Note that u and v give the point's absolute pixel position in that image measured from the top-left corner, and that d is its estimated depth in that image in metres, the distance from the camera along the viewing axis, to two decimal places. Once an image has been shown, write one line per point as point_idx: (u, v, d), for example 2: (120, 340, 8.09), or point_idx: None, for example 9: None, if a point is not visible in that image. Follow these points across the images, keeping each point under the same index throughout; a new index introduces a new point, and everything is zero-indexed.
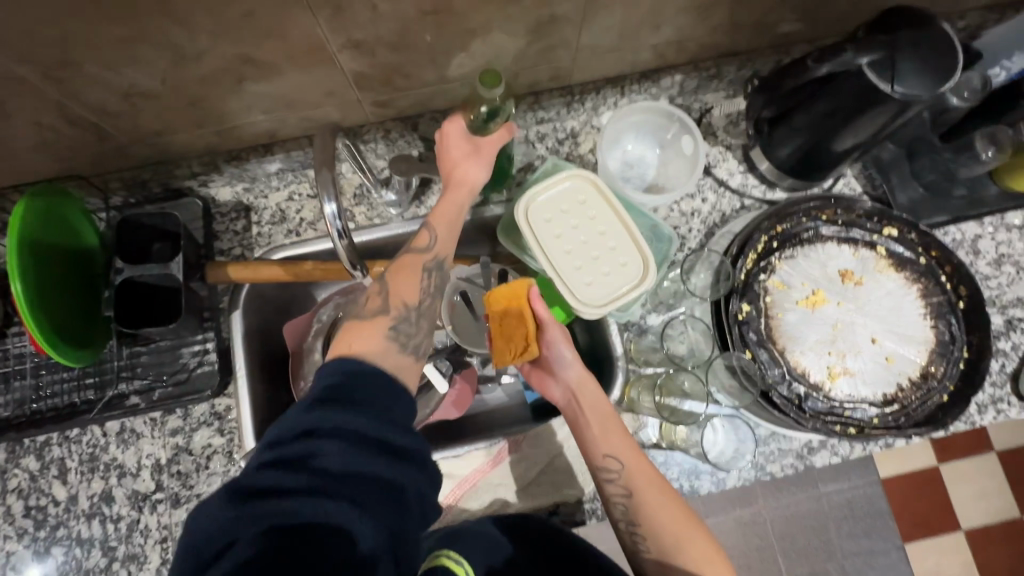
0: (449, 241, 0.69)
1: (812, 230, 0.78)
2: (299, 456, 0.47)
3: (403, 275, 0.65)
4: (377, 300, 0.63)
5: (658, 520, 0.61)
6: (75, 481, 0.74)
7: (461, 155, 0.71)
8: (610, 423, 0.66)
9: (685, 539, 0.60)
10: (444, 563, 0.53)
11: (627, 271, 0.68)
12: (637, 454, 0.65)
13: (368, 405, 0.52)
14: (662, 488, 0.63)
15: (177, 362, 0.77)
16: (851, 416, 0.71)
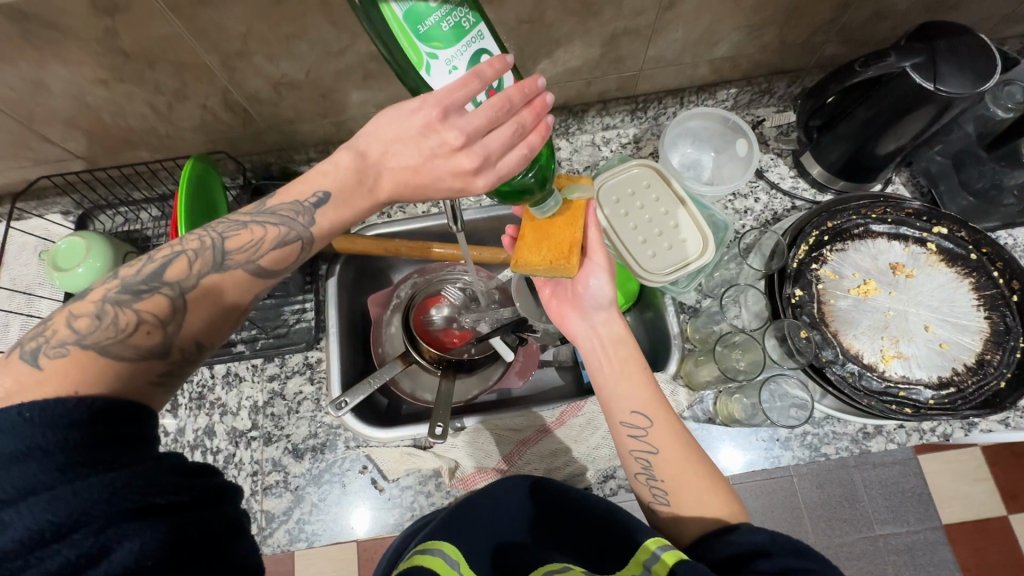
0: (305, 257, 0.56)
1: (862, 226, 0.84)
2: (82, 554, 0.35)
3: (206, 306, 0.51)
4: (151, 336, 0.47)
5: (677, 475, 0.62)
6: (184, 415, 0.84)
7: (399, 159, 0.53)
8: (629, 372, 0.67)
9: (702, 492, 0.60)
10: (422, 560, 0.53)
11: (688, 246, 0.76)
12: (655, 403, 0.65)
13: (109, 451, 0.38)
14: (679, 438, 0.63)
15: (279, 318, 0.88)
16: (906, 396, 0.74)
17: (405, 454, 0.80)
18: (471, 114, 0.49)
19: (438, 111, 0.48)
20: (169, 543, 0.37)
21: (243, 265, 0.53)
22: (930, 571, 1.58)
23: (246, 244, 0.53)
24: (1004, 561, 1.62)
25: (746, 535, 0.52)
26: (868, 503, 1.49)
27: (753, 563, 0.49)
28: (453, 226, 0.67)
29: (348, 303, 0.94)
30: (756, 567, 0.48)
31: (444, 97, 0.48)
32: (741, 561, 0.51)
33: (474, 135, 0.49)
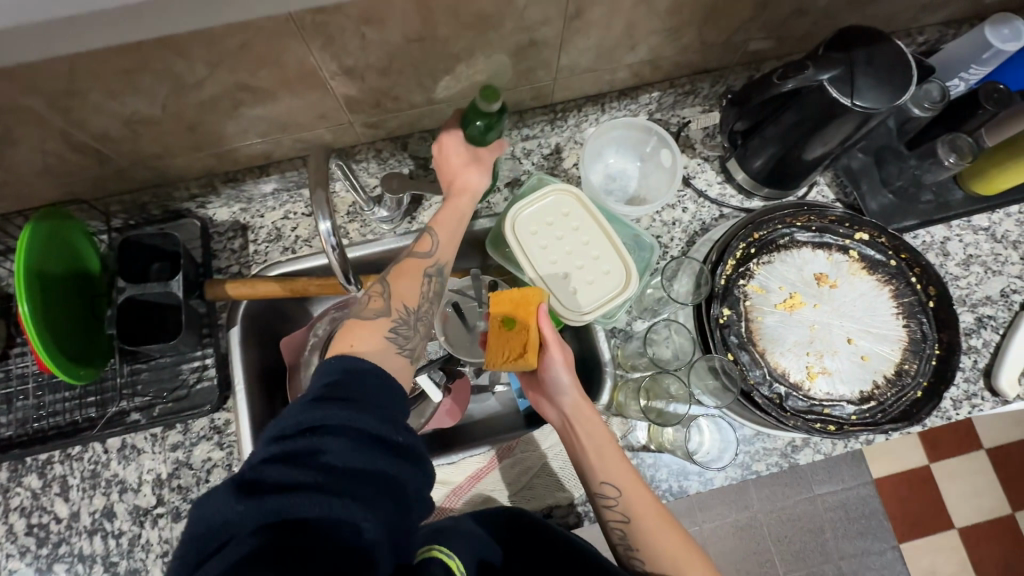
0: (448, 247, 0.75)
1: (787, 236, 0.82)
2: (310, 449, 0.48)
3: (406, 277, 0.71)
4: (378, 301, 0.69)
5: (652, 543, 0.62)
6: (77, 498, 0.76)
7: (459, 162, 0.75)
8: (606, 450, 0.67)
9: (683, 561, 0.61)
10: (439, 554, 0.51)
11: (611, 279, 0.71)
12: (634, 481, 0.65)
13: (354, 404, 0.53)
14: (658, 512, 0.64)
15: (176, 378, 0.79)
16: (830, 414, 0.74)
17: None
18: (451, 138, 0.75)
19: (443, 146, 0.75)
20: (376, 483, 0.48)
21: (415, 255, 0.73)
22: (863, 522, 1.71)
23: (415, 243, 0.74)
24: (927, 507, 1.73)
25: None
26: (816, 482, 1.70)
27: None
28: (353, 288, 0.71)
29: (256, 351, 0.85)
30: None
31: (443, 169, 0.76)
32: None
33: (480, 165, 0.76)
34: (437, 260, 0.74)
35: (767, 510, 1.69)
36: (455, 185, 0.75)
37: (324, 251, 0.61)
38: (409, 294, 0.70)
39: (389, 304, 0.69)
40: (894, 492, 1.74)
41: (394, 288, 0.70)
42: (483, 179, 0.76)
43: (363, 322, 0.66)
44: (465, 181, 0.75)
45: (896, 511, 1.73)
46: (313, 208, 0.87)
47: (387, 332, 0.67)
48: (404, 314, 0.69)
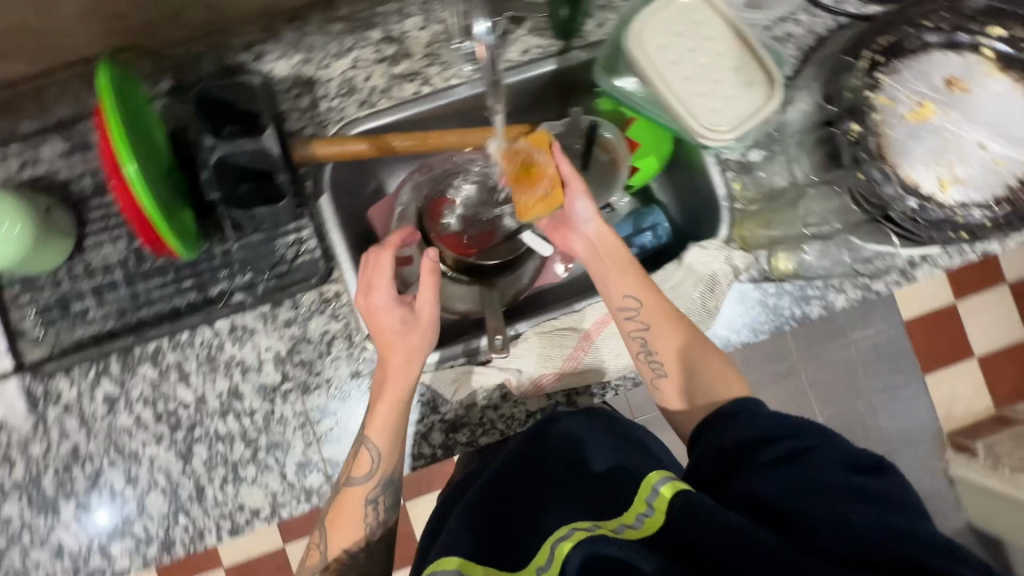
0: (393, 452, 0.68)
1: (917, 39, 0.75)
2: None
3: (343, 519, 0.68)
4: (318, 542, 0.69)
5: (670, 348, 0.69)
6: (198, 383, 0.74)
7: (393, 326, 0.66)
8: (603, 262, 0.72)
9: (704, 368, 0.69)
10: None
11: (752, 93, 0.64)
12: (655, 296, 0.70)
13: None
14: (680, 328, 0.69)
15: (274, 255, 0.74)
16: (964, 221, 0.73)
17: (463, 373, 0.75)
18: (381, 291, 0.67)
19: (365, 284, 0.68)
20: None
21: (354, 484, 0.68)
22: (893, 362, 1.82)
23: (364, 464, 0.68)
24: (951, 340, 1.84)
25: (749, 429, 0.59)
26: (850, 329, 1.80)
27: (758, 454, 0.57)
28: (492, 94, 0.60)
29: (346, 221, 0.79)
30: (759, 460, 0.56)
31: (362, 289, 0.68)
32: (751, 446, 0.58)
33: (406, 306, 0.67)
34: (382, 474, 0.69)
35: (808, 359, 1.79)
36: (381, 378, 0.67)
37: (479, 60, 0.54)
38: (348, 538, 0.68)
39: (376, 467, 0.68)
40: (920, 332, 1.84)
41: (372, 444, 0.67)
42: (428, 343, 0.68)
43: (355, 492, 0.68)
44: (390, 371, 0.67)
45: (923, 349, 1.84)
46: (385, 53, 0.76)
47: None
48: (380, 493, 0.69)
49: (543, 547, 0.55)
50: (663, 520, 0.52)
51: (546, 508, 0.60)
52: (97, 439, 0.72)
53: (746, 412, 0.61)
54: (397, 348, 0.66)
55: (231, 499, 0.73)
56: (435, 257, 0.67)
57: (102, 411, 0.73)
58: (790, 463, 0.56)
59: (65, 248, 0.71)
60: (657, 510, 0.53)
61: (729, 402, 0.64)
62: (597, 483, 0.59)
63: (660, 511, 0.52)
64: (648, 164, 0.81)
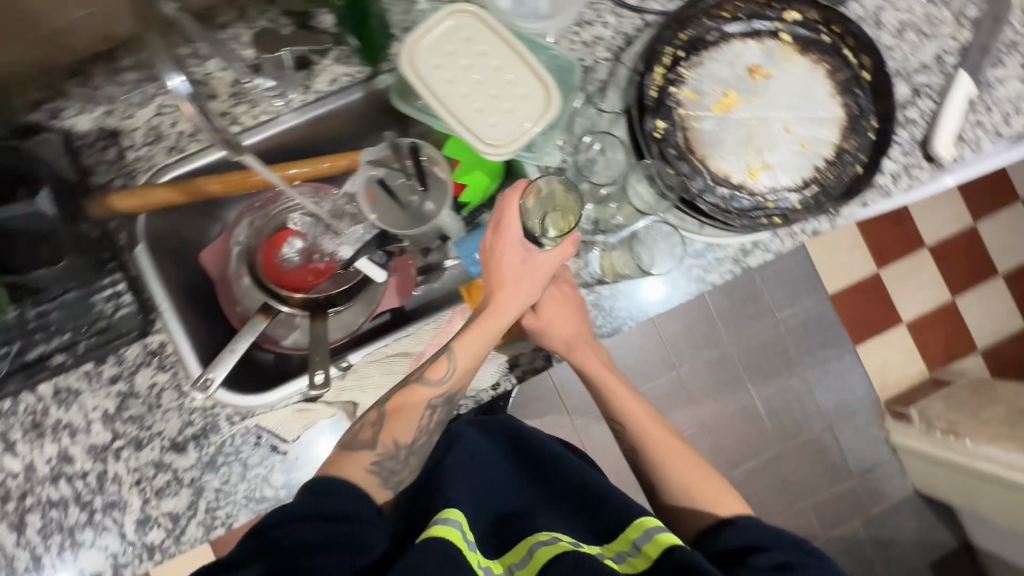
0: (466, 372, 0.70)
1: (715, 31, 0.76)
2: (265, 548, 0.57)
3: (402, 412, 0.69)
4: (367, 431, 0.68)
5: (664, 465, 0.75)
6: (26, 450, 0.72)
7: (513, 267, 0.70)
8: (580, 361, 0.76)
9: (689, 476, 0.73)
10: (443, 531, 0.54)
11: (531, 103, 0.64)
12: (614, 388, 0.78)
13: (330, 500, 0.60)
14: (669, 441, 0.76)
15: (92, 311, 0.73)
16: (774, 206, 0.73)
17: (297, 411, 0.75)
18: (512, 232, 0.69)
19: (494, 234, 0.70)
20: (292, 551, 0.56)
21: (438, 381, 0.70)
22: (823, 336, 1.83)
23: (443, 367, 0.69)
24: (878, 309, 1.86)
25: (754, 529, 0.65)
26: (777, 308, 1.82)
27: (756, 556, 0.61)
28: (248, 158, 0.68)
29: (174, 268, 0.78)
30: (756, 560, 0.61)
31: (494, 228, 0.70)
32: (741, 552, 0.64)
33: (532, 267, 0.70)
34: (450, 386, 0.70)
35: (740, 343, 1.80)
36: (501, 305, 0.69)
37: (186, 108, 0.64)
38: (402, 431, 0.68)
39: (450, 377, 0.69)
40: (846, 304, 1.85)
41: (455, 359, 0.69)
42: (532, 293, 0.70)
43: (425, 388, 0.69)
44: (513, 298, 0.70)
45: (851, 320, 1.85)
46: (190, 97, 0.76)
47: (370, 463, 0.66)
48: (441, 404, 0.71)
49: (521, 546, 0.60)
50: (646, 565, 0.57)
51: (535, 514, 0.66)
52: None
53: (749, 525, 0.65)
54: (518, 280, 0.70)
55: (70, 566, 0.72)
56: (524, 184, 0.69)
57: None
58: (765, 566, 0.61)
59: None
60: (642, 554, 0.58)
61: (712, 510, 0.70)
62: (593, 508, 0.66)
63: (647, 556, 0.57)
64: (476, 179, 0.81)
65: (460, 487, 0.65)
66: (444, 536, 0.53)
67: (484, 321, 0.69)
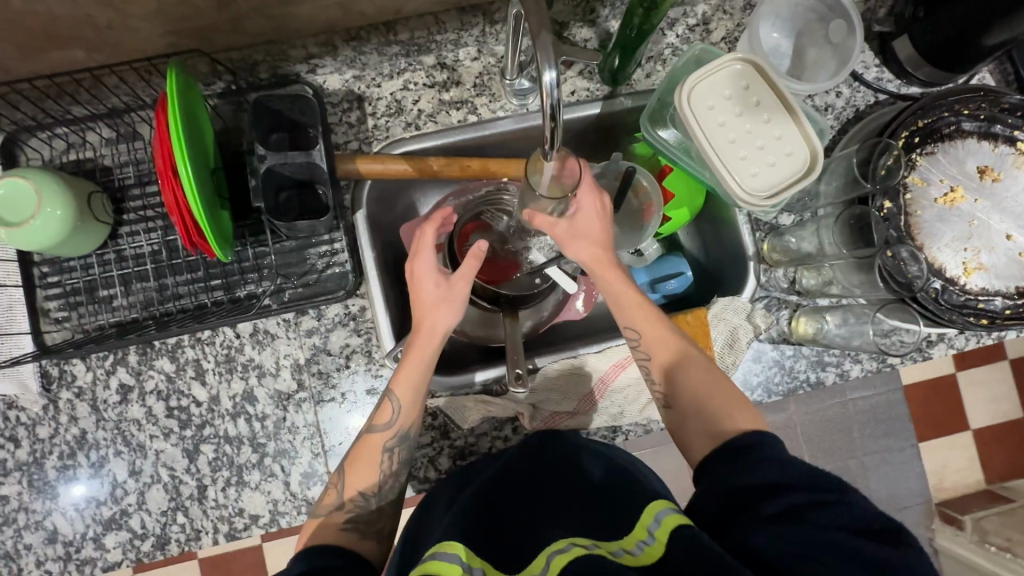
0: (409, 415, 0.64)
1: (953, 124, 0.77)
2: None
3: (360, 462, 0.63)
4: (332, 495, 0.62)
5: (707, 408, 0.61)
6: (214, 382, 0.74)
7: (432, 298, 0.66)
8: (631, 309, 0.67)
9: (726, 408, 0.61)
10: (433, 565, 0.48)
11: (793, 163, 0.66)
12: (670, 343, 0.66)
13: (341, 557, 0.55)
14: (705, 383, 0.63)
15: (305, 263, 0.75)
16: (984, 308, 0.74)
17: (479, 403, 0.74)
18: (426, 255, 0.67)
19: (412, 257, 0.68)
20: None
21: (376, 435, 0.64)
22: None
23: (386, 416, 0.64)
24: (948, 412, 1.79)
25: (754, 469, 0.52)
26: (850, 389, 1.70)
27: (764, 503, 0.49)
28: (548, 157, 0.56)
29: (379, 236, 0.80)
30: (763, 511, 0.48)
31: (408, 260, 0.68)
32: (748, 500, 0.50)
33: (452, 300, 0.66)
34: (398, 431, 0.64)
35: (807, 415, 1.70)
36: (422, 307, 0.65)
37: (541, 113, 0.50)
38: (364, 479, 0.62)
39: (395, 420, 0.64)
40: (919, 399, 1.79)
41: (396, 404, 0.64)
42: (453, 318, 0.66)
43: (376, 438, 0.64)
44: (435, 323, 0.65)
45: (922, 416, 1.78)
46: (436, 78, 0.78)
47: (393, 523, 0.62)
48: (400, 441, 0.64)
49: (539, 557, 0.51)
50: (664, 550, 0.47)
51: (541, 522, 0.57)
52: (106, 427, 0.72)
53: (772, 456, 0.53)
54: (426, 304, 0.66)
55: (231, 503, 0.73)
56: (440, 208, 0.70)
57: (115, 399, 0.73)
58: (794, 521, 0.47)
59: (102, 234, 0.71)
60: (656, 541, 0.49)
61: (743, 432, 0.57)
62: (603, 510, 0.57)
63: (661, 540, 0.48)
64: (681, 215, 0.83)
65: (461, 511, 0.57)
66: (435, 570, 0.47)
67: (416, 346, 0.64)
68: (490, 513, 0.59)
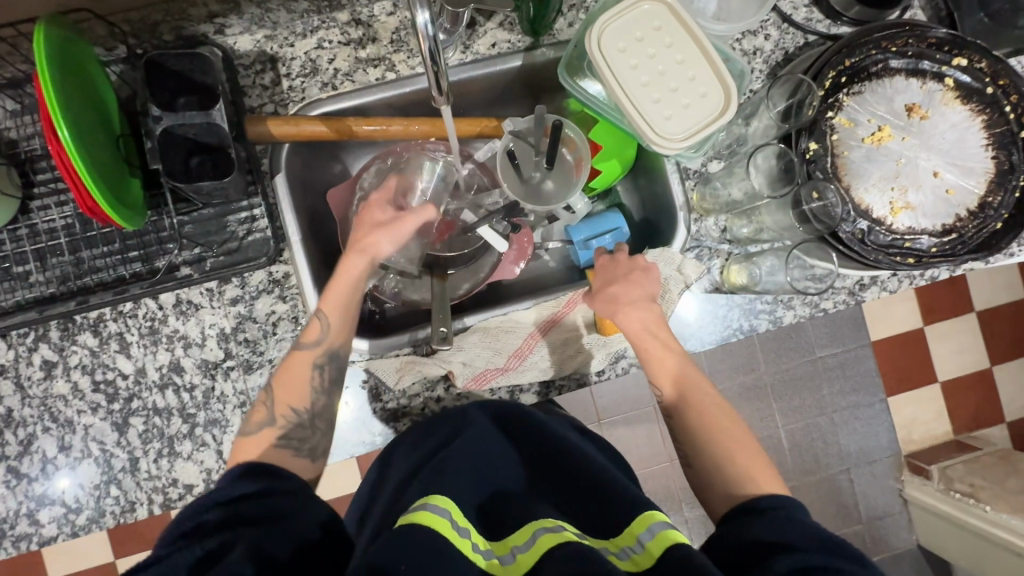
0: (341, 329, 0.66)
1: (881, 63, 0.76)
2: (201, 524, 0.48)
3: (292, 372, 0.65)
4: (259, 411, 0.63)
5: (731, 460, 0.59)
6: (139, 354, 0.73)
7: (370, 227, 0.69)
8: (661, 349, 0.66)
9: (753, 468, 0.58)
10: (416, 520, 0.48)
11: (709, 104, 0.64)
12: (696, 390, 0.64)
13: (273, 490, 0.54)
14: (732, 441, 0.61)
15: (224, 231, 0.73)
16: (910, 247, 0.74)
17: (409, 362, 0.74)
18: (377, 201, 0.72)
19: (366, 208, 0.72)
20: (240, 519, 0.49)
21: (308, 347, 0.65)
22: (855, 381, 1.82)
23: (314, 331, 0.65)
24: (917, 365, 1.78)
25: (771, 530, 0.49)
26: (818, 346, 1.72)
27: (777, 556, 0.46)
28: (438, 101, 0.55)
29: (303, 202, 0.79)
30: (778, 565, 0.45)
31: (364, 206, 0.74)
32: (760, 546, 0.48)
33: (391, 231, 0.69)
34: (327, 346, 0.66)
35: (774, 374, 1.72)
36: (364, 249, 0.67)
37: (420, 56, 0.49)
38: (296, 394, 0.64)
39: (324, 337, 0.66)
40: (885, 355, 1.79)
41: (325, 323, 0.66)
42: (387, 248, 0.69)
43: (302, 353, 0.65)
44: (368, 248, 0.68)
45: (889, 371, 1.78)
46: (351, 35, 0.76)
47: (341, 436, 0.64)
48: (330, 357, 0.66)
49: (524, 529, 0.51)
50: (648, 563, 0.47)
51: (525, 499, 0.58)
52: (33, 404, 0.72)
53: (787, 517, 0.50)
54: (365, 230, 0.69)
55: (165, 474, 0.73)
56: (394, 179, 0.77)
57: (40, 375, 0.72)
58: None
59: (11, 208, 0.70)
60: (645, 551, 0.48)
61: (764, 495, 0.54)
62: (590, 493, 0.57)
63: (649, 553, 0.47)
64: (610, 167, 0.81)
65: (461, 477, 0.57)
66: (432, 524, 0.48)
67: (344, 267, 0.67)
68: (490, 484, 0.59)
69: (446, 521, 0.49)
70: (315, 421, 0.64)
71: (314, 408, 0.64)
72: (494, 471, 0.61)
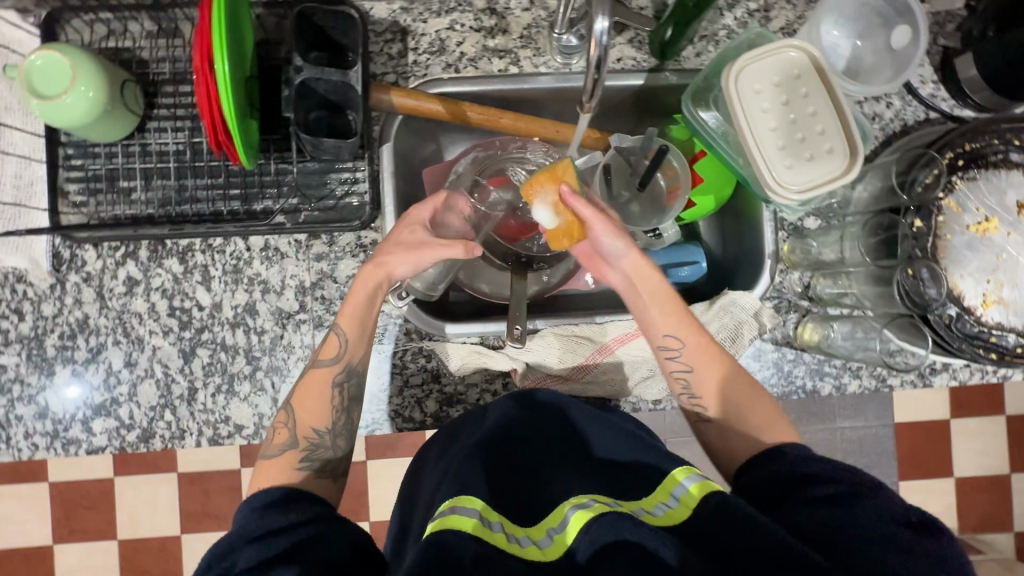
0: (359, 345, 0.66)
1: (1001, 154, 0.75)
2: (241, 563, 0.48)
3: (308, 395, 0.64)
4: (281, 433, 0.62)
5: (741, 413, 0.62)
6: (219, 290, 0.74)
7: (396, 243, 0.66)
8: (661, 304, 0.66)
9: (763, 419, 0.61)
10: (449, 523, 0.46)
11: (833, 160, 0.64)
12: (698, 336, 0.65)
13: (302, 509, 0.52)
14: (739, 390, 0.63)
15: (324, 188, 0.74)
16: (995, 342, 0.73)
17: (473, 353, 0.75)
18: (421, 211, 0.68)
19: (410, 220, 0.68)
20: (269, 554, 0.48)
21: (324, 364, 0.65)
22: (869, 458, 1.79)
23: (332, 347, 0.65)
24: (935, 455, 1.75)
25: (805, 464, 0.53)
26: (841, 416, 1.69)
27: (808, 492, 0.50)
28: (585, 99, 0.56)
29: (401, 175, 0.80)
30: (806, 495, 0.50)
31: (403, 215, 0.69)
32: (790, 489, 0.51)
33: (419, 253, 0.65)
34: (346, 362, 0.65)
35: None
36: (381, 267, 0.65)
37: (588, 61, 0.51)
38: (313, 416, 0.63)
39: (343, 353, 0.65)
40: (906, 438, 1.76)
41: (345, 341, 0.65)
42: (407, 268, 0.66)
43: (320, 372, 0.65)
44: (387, 263, 0.65)
45: (906, 455, 1.75)
46: (484, 23, 0.77)
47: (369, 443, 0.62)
48: (349, 373, 0.65)
49: (558, 511, 0.50)
50: (684, 515, 0.47)
51: (554, 475, 0.57)
52: (108, 316, 0.74)
53: (802, 456, 0.54)
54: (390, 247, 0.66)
55: (219, 410, 0.74)
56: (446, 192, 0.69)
57: (122, 290, 0.74)
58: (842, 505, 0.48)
59: (129, 126, 0.71)
60: (681, 503, 0.49)
61: (775, 444, 0.57)
62: (610, 469, 0.57)
63: (685, 505, 0.48)
64: (706, 202, 0.81)
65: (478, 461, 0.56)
66: (462, 524, 0.46)
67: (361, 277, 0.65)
68: (508, 464, 0.58)
69: (475, 521, 0.47)
70: (336, 438, 0.63)
71: (334, 428, 0.64)
72: (521, 450, 0.60)
